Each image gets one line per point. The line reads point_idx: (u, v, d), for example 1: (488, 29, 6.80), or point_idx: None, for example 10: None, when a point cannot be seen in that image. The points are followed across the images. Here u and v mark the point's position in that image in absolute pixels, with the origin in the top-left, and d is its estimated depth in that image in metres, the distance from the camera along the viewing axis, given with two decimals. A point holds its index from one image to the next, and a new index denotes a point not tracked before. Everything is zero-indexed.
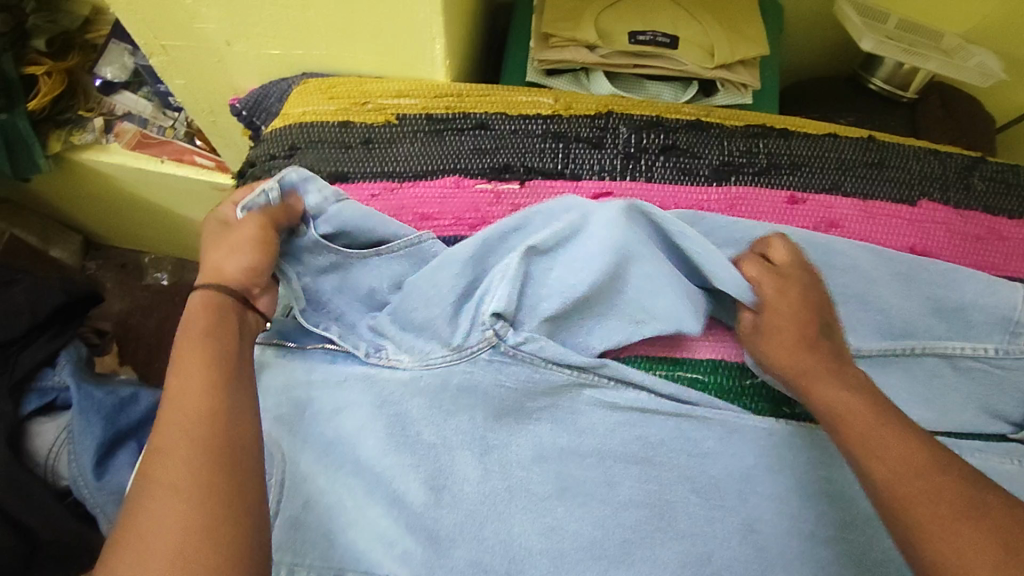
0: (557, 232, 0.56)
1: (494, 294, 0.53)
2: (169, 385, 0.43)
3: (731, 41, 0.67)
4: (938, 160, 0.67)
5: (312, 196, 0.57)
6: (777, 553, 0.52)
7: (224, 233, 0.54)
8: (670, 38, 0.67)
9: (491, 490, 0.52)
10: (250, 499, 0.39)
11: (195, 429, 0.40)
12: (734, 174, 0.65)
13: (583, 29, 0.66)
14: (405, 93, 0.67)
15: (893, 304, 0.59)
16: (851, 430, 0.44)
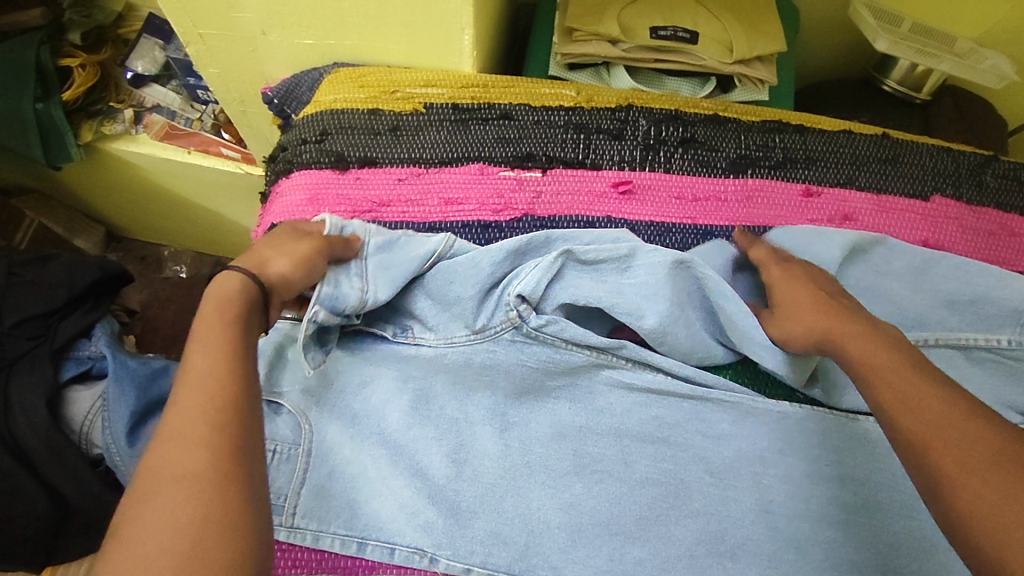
0: (604, 251, 0.56)
1: (523, 278, 0.55)
2: (190, 367, 0.43)
3: (750, 38, 0.69)
4: (951, 158, 0.68)
5: (350, 296, 0.55)
6: (791, 534, 0.52)
7: (279, 238, 0.54)
8: (690, 34, 0.69)
9: (511, 465, 0.54)
10: (247, 493, 0.39)
11: (204, 421, 0.40)
12: (750, 167, 0.66)
13: (606, 23, 0.68)
14: (432, 83, 0.69)
15: (905, 295, 0.61)
16: (866, 367, 0.46)
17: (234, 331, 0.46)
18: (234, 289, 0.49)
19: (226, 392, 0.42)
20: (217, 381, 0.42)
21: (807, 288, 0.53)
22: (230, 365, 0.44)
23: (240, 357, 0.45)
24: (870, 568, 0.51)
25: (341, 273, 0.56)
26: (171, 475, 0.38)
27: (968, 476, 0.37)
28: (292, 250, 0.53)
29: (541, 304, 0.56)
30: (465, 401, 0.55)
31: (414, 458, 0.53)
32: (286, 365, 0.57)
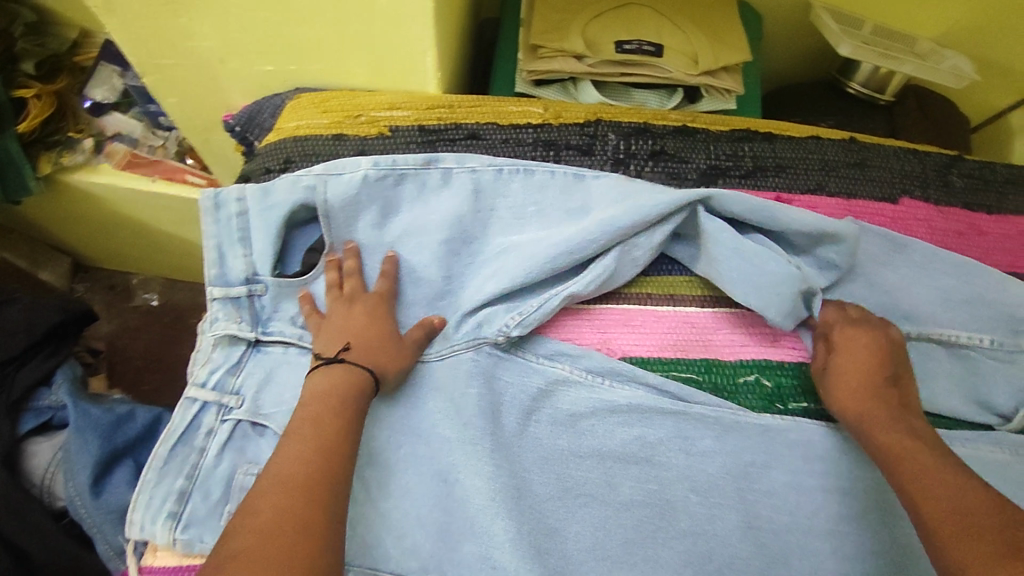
0: (571, 214, 0.61)
1: (524, 311, 0.56)
2: (299, 428, 0.46)
3: (715, 49, 0.69)
4: (917, 159, 0.68)
5: (236, 262, 0.56)
6: (778, 550, 0.51)
7: (349, 303, 0.55)
8: (655, 47, 0.68)
9: (502, 487, 0.50)
10: (331, 551, 0.40)
11: (314, 478, 0.43)
12: (721, 177, 0.66)
13: (571, 39, 0.68)
14: (397, 105, 0.67)
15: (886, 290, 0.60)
16: (891, 452, 0.48)
17: (343, 418, 0.47)
18: (352, 375, 0.50)
19: (324, 464, 0.44)
20: (325, 445, 0.45)
21: (868, 366, 0.53)
22: (334, 441, 0.45)
23: (344, 445, 0.46)
24: None
25: (223, 245, 0.57)
26: (256, 560, 0.38)
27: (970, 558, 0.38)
28: (370, 323, 0.54)
29: (525, 345, 0.57)
30: (445, 424, 0.53)
31: (393, 482, 0.51)
32: (273, 387, 0.54)
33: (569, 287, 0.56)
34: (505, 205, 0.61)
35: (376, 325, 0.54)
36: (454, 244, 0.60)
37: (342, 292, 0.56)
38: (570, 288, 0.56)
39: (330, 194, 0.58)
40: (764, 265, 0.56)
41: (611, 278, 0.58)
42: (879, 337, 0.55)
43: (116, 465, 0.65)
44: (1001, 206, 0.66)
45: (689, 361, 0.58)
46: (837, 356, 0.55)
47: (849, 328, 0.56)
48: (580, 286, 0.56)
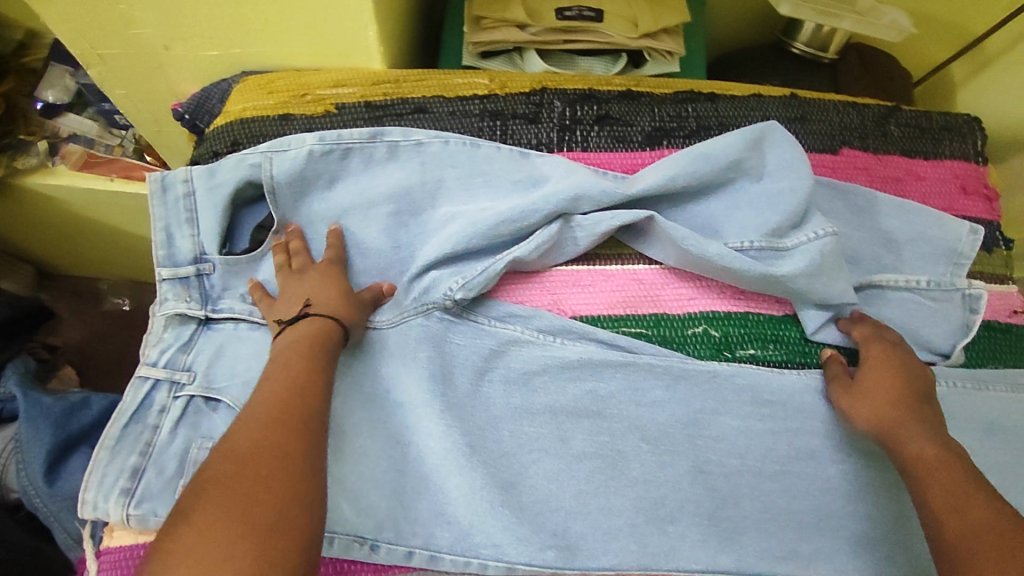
0: (520, 184, 0.61)
1: (468, 275, 0.57)
2: (272, 375, 0.47)
3: (655, 11, 0.67)
4: (857, 111, 0.69)
5: (183, 242, 0.57)
6: (729, 493, 0.53)
7: (300, 274, 0.56)
8: (595, 12, 0.66)
9: (455, 445, 0.52)
10: (310, 477, 0.40)
11: (285, 415, 0.43)
12: (665, 138, 0.67)
13: (513, 8, 0.66)
14: (342, 82, 0.67)
15: (826, 232, 0.57)
16: (911, 460, 0.47)
17: (314, 365, 0.48)
18: (313, 330, 0.51)
19: (297, 404, 0.44)
20: (294, 387, 0.46)
21: (893, 379, 0.53)
22: (303, 382, 0.46)
23: (313, 387, 0.46)
24: (805, 515, 0.52)
25: (170, 226, 0.57)
26: (232, 487, 0.38)
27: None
28: (326, 283, 0.55)
29: (476, 307, 0.58)
30: (398, 389, 0.55)
31: (348, 446, 0.52)
32: (225, 360, 0.55)
33: (517, 250, 0.57)
34: (453, 175, 0.62)
35: (333, 283, 0.55)
36: (402, 217, 0.61)
37: (294, 263, 0.57)
38: (520, 251, 0.57)
39: (277, 171, 0.59)
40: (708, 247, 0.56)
41: (552, 249, 0.59)
42: (908, 357, 0.55)
43: (72, 453, 0.66)
44: (937, 151, 0.68)
45: (638, 316, 0.59)
46: (865, 369, 0.54)
47: (877, 347, 0.55)
48: (528, 249, 0.57)
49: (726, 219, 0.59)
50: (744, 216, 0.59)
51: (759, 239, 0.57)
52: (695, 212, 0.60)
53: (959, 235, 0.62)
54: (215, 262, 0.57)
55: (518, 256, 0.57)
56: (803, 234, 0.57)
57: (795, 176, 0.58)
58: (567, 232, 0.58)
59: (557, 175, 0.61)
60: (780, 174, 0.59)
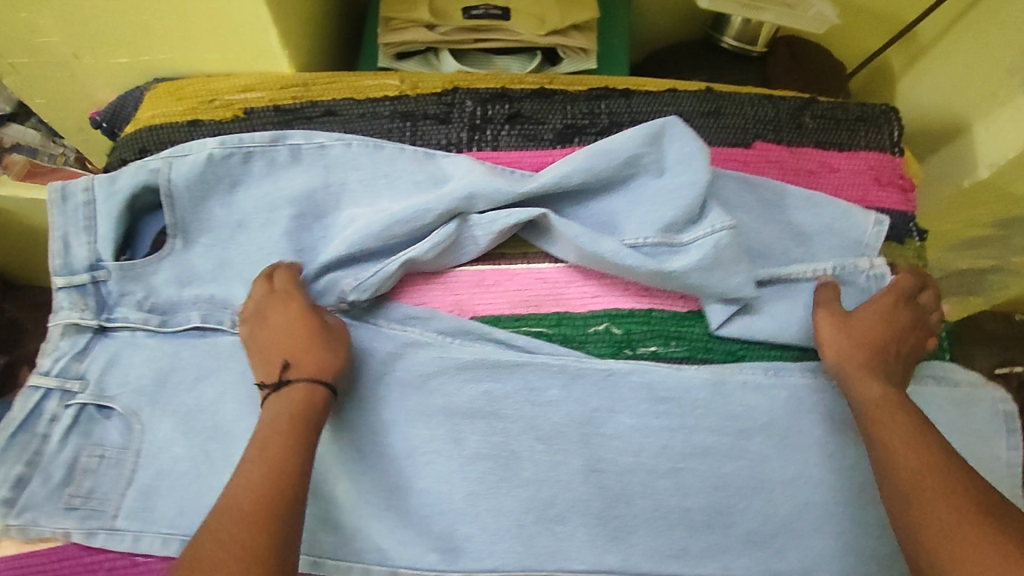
0: (420, 185, 0.61)
1: (358, 278, 0.57)
2: (260, 431, 0.47)
3: (562, 8, 0.65)
4: (772, 103, 0.68)
5: (79, 249, 0.57)
6: (619, 491, 0.53)
7: (264, 315, 0.54)
8: (501, 10, 0.65)
9: (343, 449, 0.53)
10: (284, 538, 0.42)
11: (267, 480, 0.44)
12: (576, 136, 0.66)
13: (419, 8, 0.65)
14: (251, 87, 0.66)
15: (722, 226, 0.55)
16: (873, 412, 0.50)
17: (297, 413, 0.48)
18: (295, 401, 0.49)
19: (277, 466, 0.45)
20: (278, 439, 0.46)
21: (882, 329, 0.56)
22: (285, 432, 0.47)
23: (298, 433, 0.47)
24: (696, 512, 0.53)
25: (68, 235, 0.57)
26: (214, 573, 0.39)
27: (958, 559, 0.40)
28: (294, 331, 0.52)
29: (375, 310, 0.58)
30: None
31: (235, 452, 0.52)
32: (119, 368, 0.55)
33: (414, 249, 0.57)
34: (356, 177, 0.61)
35: (300, 332, 0.52)
36: (306, 220, 0.61)
37: (259, 303, 0.55)
38: (415, 250, 0.56)
39: (175, 176, 0.59)
40: (606, 241, 0.56)
41: (451, 247, 0.58)
42: (911, 314, 0.58)
43: None
44: (852, 143, 0.67)
45: (540, 315, 0.59)
46: (862, 309, 0.57)
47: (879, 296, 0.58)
48: (423, 247, 0.57)
49: (628, 214, 0.59)
50: (645, 211, 0.58)
51: (655, 235, 0.57)
52: (598, 209, 0.60)
53: (864, 226, 0.62)
54: (111, 270, 0.57)
55: (415, 255, 0.56)
56: (703, 227, 0.56)
57: (693, 169, 0.57)
58: (466, 231, 0.58)
59: (460, 174, 0.60)
60: (681, 168, 0.58)
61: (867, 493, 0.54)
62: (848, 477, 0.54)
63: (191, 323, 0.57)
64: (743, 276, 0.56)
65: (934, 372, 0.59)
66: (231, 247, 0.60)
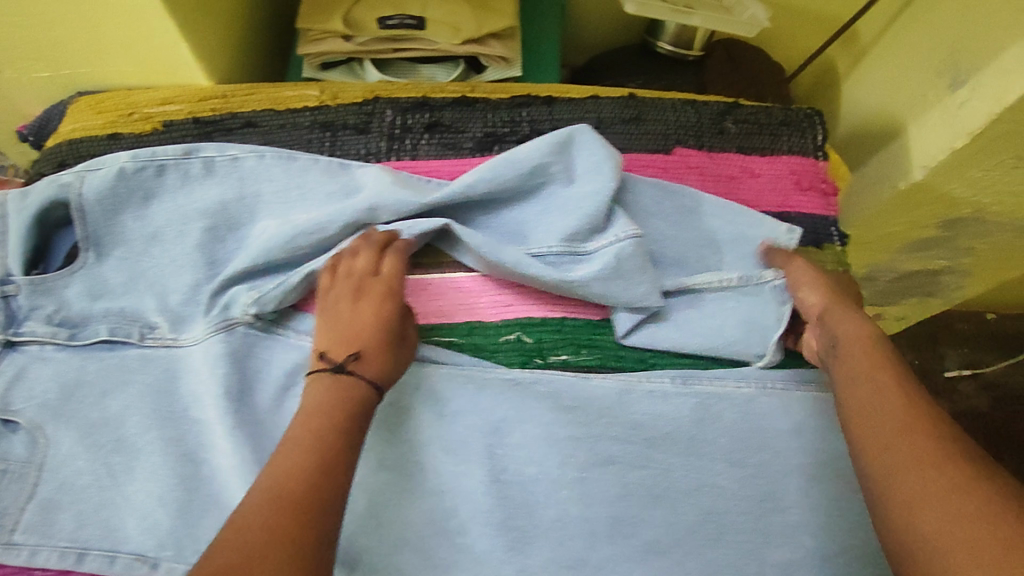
0: (331, 196, 0.61)
1: (260, 291, 0.57)
2: (316, 388, 0.48)
3: (478, 17, 0.65)
4: (694, 109, 0.68)
5: None
6: (521, 502, 0.53)
7: (354, 298, 0.53)
8: (417, 20, 0.65)
9: (241, 462, 0.53)
10: (331, 503, 0.42)
11: (323, 438, 0.45)
12: (496, 144, 0.66)
13: (334, 19, 0.65)
14: (169, 100, 0.66)
15: (623, 235, 0.56)
16: (850, 340, 0.52)
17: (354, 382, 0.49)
18: (354, 391, 0.48)
19: (332, 429, 0.45)
20: (336, 404, 0.47)
21: (842, 287, 0.59)
22: (344, 398, 0.47)
23: (348, 398, 0.47)
24: (598, 522, 0.53)
25: None
26: (259, 516, 0.40)
27: (939, 463, 0.41)
28: (364, 327, 0.52)
29: (283, 321, 0.59)
30: (197, 406, 0.55)
31: (137, 465, 0.53)
32: (25, 382, 0.56)
33: (318, 261, 0.57)
34: (270, 189, 0.62)
35: (380, 332, 0.52)
36: (219, 232, 0.61)
37: (352, 279, 0.54)
38: (320, 262, 0.57)
39: (86, 190, 0.59)
40: (507, 250, 0.56)
41: None
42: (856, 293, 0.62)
43: None
44: (774, 148, 0.67)
45: (452, 325, 0.59)
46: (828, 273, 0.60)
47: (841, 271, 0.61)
48: (328, 258, 0.57)
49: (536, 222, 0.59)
50: (558, 222, 0.58)
51: (557, 243, 0.57)
52: (509, 218, 0.60)
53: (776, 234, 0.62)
54: (22, 286, 0.57)
55: (320, 267, 0.57)
56: (609, 236, 0.57)
57: (596, 177, 0.58)
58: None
59: (371, 185, 0.60)
60: (588, 176, 0.58)
61: (771, 501, 0.54)
62: (749, 485, 0.54)
63: (98, 337, 0.57)
64: (647, 285, 0.56)
65: None
66: (145, 259, 0.60)
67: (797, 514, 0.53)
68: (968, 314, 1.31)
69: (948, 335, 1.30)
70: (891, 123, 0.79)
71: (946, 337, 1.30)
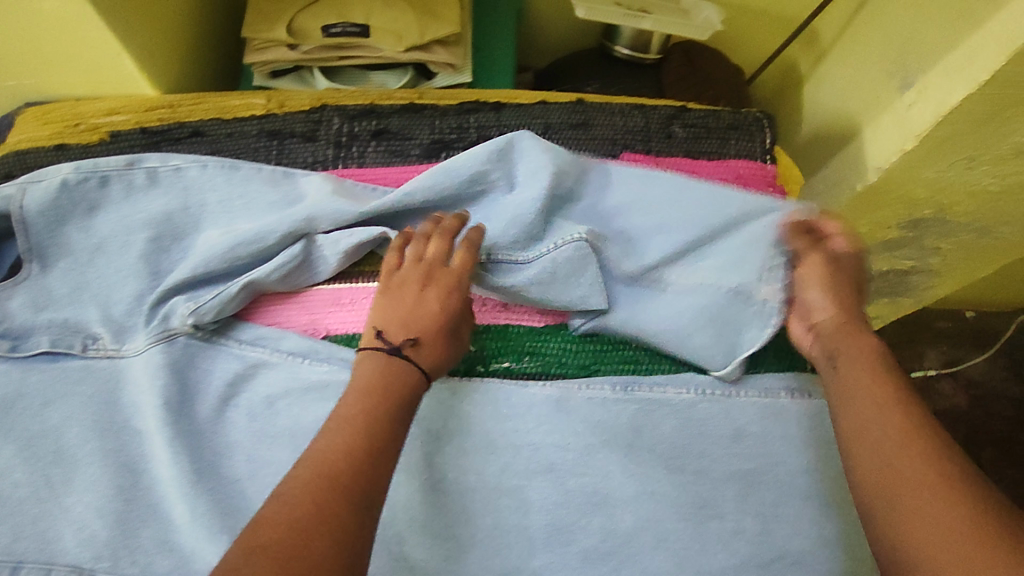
0: (276, 205, 0.61)
1: (200, 301, 0.57)
2: (357, 375, 0.49)
3: (423, 25, 0.66)
4: (641, 114, 0.68)
5: None
6: (458, 510, 0.53)
7: (421, 283, 0.54)
8: (361, 28, 0.65)
9: (180, 472, 0.53)
10: (375, 488, 0.43)
11: (366, 423, 0.45)
12: (443, 150, 0.66)
13: (279, 28, 0.65)
14: (115, 110, 0.66)
15: (574, 239, 0.57)
16: (855, 364, 0.50)
17: (402, 371, 0.49)
18: (405, 377, 0.49)
19: (373, 415, 0.46)
20: (378, 388, 0.48)
21: (852, 283, 0.56)
22: (387, 386, 0.48)
23: (390, 385, 0.48)
24: (535, 530, 0.53)
25: None
26: (304, 497, 0.40)
27: (926, 504, 0.40)
28: (426, 314, 0.52)
29: (227, 331, 0.59)
30: (137, 417, 0.55)
31: (76, 477, 0.53)
32: None
33: (260, 270, 0.57)
34: (215, 198, 0.62)
35: (439, 321, 0.53)
36: (163, 242, 0.61)
37: (421, 265, 0.55)
38: (262, 271, 0.57)
39: (29, 201, 0.59)
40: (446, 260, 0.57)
41: (299, 270, 0.59)
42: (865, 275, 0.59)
43: None
44: (722, 152, 0.67)
45: None
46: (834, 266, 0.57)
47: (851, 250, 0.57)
48: (270, 268, 0.57)
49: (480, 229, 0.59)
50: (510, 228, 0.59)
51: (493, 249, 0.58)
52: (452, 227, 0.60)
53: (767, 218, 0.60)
54: None
55: (261, 276, 0.57)
56: (549, 244, 0.58)
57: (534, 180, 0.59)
58: (314, 249, 0.59)
59: (314, 193, 0.60)
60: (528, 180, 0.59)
61: (709, 508, 0.54)
62: (688, 492, 0.54)
63: (39, 349, 0.57)
64: (586, 288, 0.57)
65: (789, 384, 0.58)
66: (89, 270, 0.60)
67: (735, 520, 0.53)
68: (949, 311, 1.26)
69: (928, 334, 1.26)
70: (849, 122, 0.79)
71: (924, 336, 1.26)
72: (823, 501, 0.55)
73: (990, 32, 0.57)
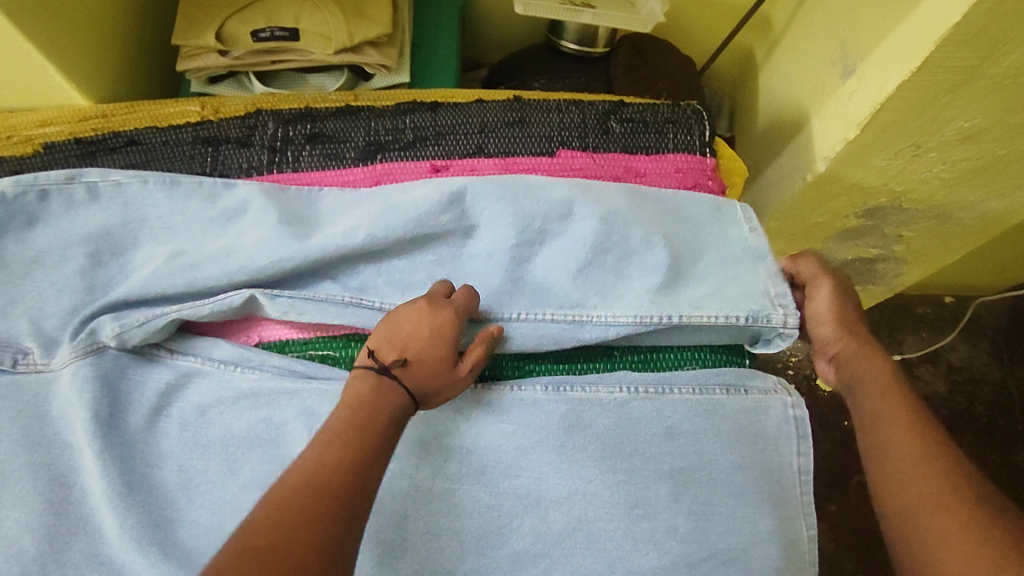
0: (212, 217, 0.61)
1: (134, 328, 0.57)
2: (351, 384, 0.48)
3: (351, 25, 0.66)
4: (578, 109, 0.67)
5: None
6: (388, 516, 0.53)
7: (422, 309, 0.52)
8: (289, 31, 0.66)
9: (108, 485, 0.53)
10: (360, 499, 0.42)
11: (360, 431, 0.45)
12: (379, 152, 0.65)
13: (207, 34, 0.65)
14: (49, 121, 0.65)
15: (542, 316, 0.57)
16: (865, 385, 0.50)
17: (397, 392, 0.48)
18: (389, 395, 0.47)
19: (366, 422, 0.46)
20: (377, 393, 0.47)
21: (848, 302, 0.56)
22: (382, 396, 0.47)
23: (385, 397, 0.47)
24: (466, 533, 0.53)
25: None
26: (291, 503, 0.40)
27: (926, 502, 0.42)
28: (420, 334, 0.51)
29: (161, 343, 0.59)
30: (67, 430, 0.56)
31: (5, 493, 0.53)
32: None
33: (198, 310, 0.57)
34: (149, 208, 0.61)
35: (437, 343, 0.50)
36: (94, 253, 0.60)
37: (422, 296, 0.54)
38: (200, 312, 0.57)
39: None
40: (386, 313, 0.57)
41: (235, 313, 0.58)
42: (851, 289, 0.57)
43: None
44: (659, 146, 0.66)
45: (328, 337, 0.59)
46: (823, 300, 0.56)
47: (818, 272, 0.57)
48: (207, 310, 0.57)
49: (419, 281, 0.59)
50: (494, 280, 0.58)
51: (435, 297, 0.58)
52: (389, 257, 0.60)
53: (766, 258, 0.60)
54: None
55: (198, 315, 0.57)
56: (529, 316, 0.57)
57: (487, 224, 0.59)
58: (257, 305, 0.58)
59: (256, 208, 0.60)
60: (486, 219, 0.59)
61: (641, 508, 0.53)
62: (619, 492, 0.54)
63: None
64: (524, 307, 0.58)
65: (723, 380, 0.58)
66: (24, 284, 0.59)
67: (667, 519, 0.53)
68: (928, 297, 1.24)
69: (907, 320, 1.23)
70: (796, 112, 0.78)
71: (904, 322, 1.23)
72: (757, 498, 0.54)
73: (918, 18, 0.55)
